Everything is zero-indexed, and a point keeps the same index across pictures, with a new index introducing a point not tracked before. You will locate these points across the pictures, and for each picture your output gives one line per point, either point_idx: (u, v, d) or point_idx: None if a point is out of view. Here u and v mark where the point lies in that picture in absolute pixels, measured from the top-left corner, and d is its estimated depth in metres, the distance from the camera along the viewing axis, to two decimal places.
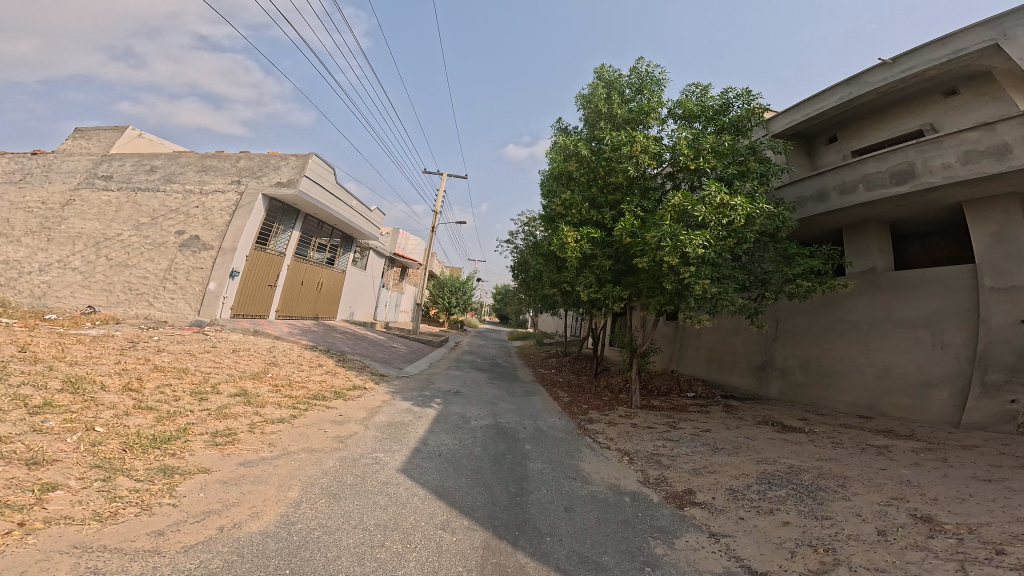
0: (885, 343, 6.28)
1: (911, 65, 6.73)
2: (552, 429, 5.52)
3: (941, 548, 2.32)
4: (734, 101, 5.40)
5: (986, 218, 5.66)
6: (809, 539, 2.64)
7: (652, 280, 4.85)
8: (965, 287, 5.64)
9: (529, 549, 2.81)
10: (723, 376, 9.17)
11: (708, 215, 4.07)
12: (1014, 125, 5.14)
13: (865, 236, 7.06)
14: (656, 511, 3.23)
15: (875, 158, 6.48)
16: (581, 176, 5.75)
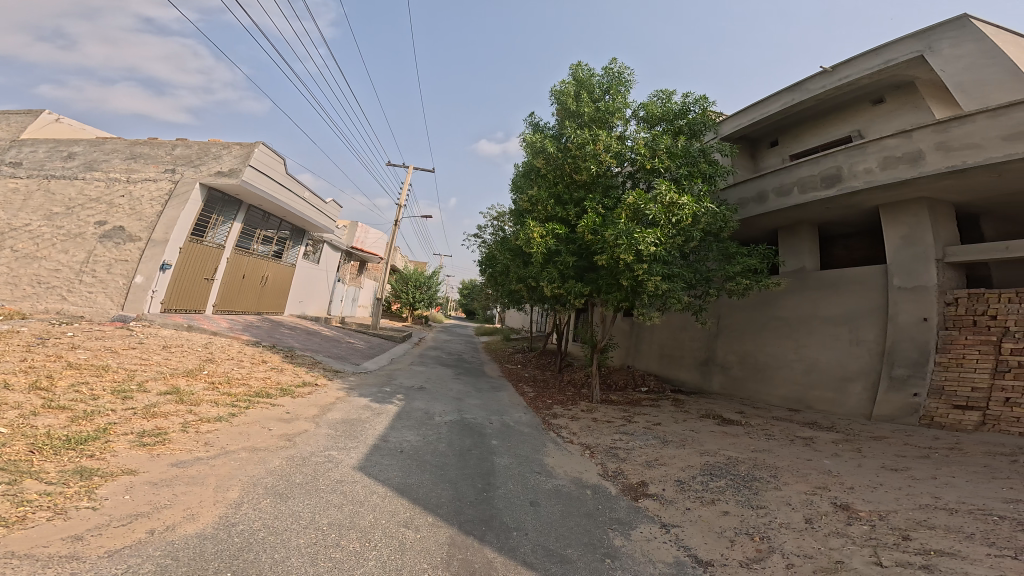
0: (812, 340, 6.95)
1: (847, 74, 7.26)
2: (518, 424, 5.61)
3: (858, 535, 2.68)
4: (691, 106, 5.62)
5: (899, 220, 6.31)
6: (746, 527, 2.94)
7: (609, 276, 5.00)
8: (878, 288, 6.31)
9: (496, 544, 2.91)
10: (673, 371, 9.74)
11: (659, 213, 4.28)
12: (927, 134, 5.74)
13: (798, 237, 7.69)
14: (614, 503, 3.44)
15: (808, 161, 7.02)
16: (547, 173, 5.81)
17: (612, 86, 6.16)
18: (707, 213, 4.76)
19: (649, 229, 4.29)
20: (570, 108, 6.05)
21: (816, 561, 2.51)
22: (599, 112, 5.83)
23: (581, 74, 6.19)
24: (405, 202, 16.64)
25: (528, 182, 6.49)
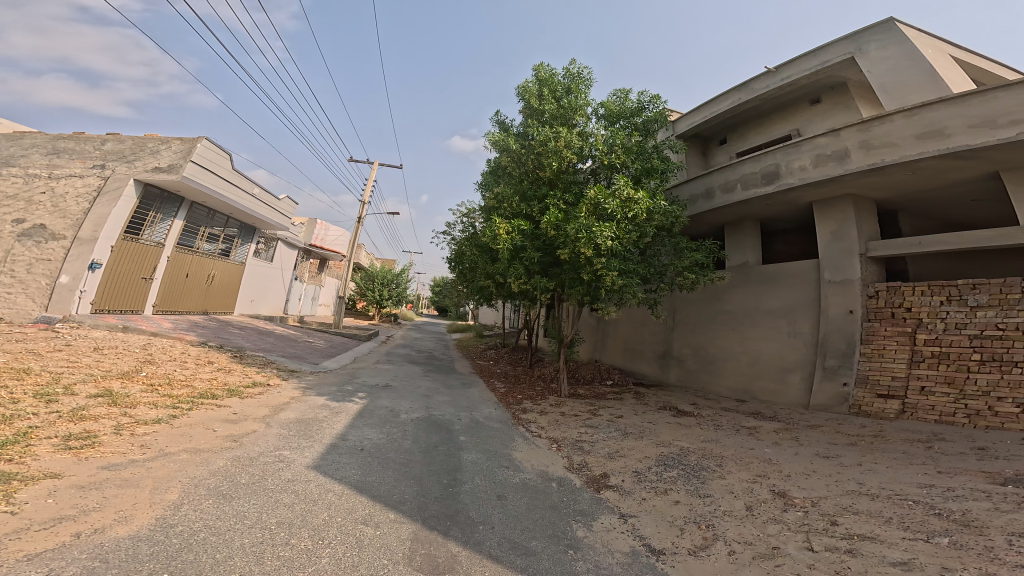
0: (756, 332, 7.45)
1: (789, 73, 7.65)
2: (486, 420, 5.67)
3: (792, 521, 3.02)
4: (646, 105, 5.75)
5: (829, 215, 6.79)
6: (694, 516, 3.19)
7: (571, 271, 5.08)
8: (813, 282, 6.84)
9: (461, 539, 2.96)
10: (635, 363, 10.18)
11: (617, 208, 4.38)
12: (852, 133, 6.22)
13: (742, 234, 8.18)
14: (577, 495, 3.60)
15: (750, 159, 7.40)
16: (512, 170, 5.83)
17: (574, 84, 6.18)
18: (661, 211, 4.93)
19: (606, 224, 4.39)
20: (534, 105, 6.04)
21: (755, 547, 2.81)
22: (561, 108, 5.85)
23: (543, 70, 6.17)
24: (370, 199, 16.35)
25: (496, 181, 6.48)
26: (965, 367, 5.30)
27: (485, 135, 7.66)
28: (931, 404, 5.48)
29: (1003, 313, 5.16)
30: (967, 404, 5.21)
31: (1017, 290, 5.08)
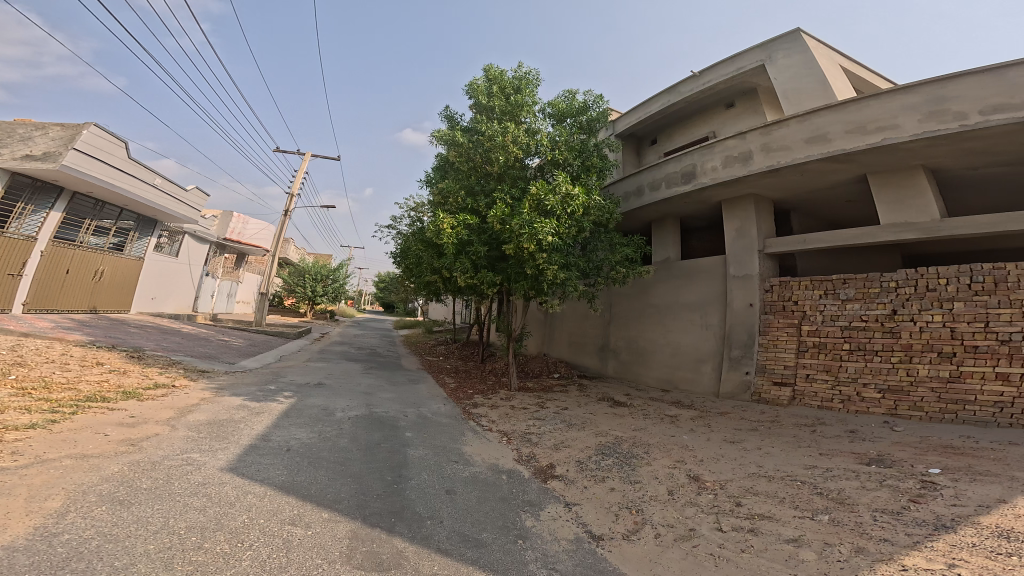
0: (678, 326, 8.62)
1: (710, 77, 8.47)
2: (433, 416, 5.99)
3: (705, 504, 3.46)
4: (590, 105, 6.79)
5: (736, 214, 8.04)
6: (626, 502, 3.57)
7: (516, 266, 5.44)
8: (721, 277, 8.08)
9: (408, 534, 3.10)
10: (579, 356, 11.40)
11: (555, 206, 4.79)
12: (756, 137, 7.23)
13: (665, 230, 9.50)
14: (525, 486, 3.91)
15: (673, 160, 8.42)
16: (461, 168, 6.31)
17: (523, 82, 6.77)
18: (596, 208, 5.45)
19: (546, 221, 4.78)
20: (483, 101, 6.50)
21: (676, 528, 3.20)
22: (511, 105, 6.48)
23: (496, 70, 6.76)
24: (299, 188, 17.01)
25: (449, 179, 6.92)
26: (838, 355, 6.59)
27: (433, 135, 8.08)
28: (814, 391, 6.72)
29: (866, 305, 6.48)
30: (840, 390, 6.47)
31: (875, 286, 6.42)
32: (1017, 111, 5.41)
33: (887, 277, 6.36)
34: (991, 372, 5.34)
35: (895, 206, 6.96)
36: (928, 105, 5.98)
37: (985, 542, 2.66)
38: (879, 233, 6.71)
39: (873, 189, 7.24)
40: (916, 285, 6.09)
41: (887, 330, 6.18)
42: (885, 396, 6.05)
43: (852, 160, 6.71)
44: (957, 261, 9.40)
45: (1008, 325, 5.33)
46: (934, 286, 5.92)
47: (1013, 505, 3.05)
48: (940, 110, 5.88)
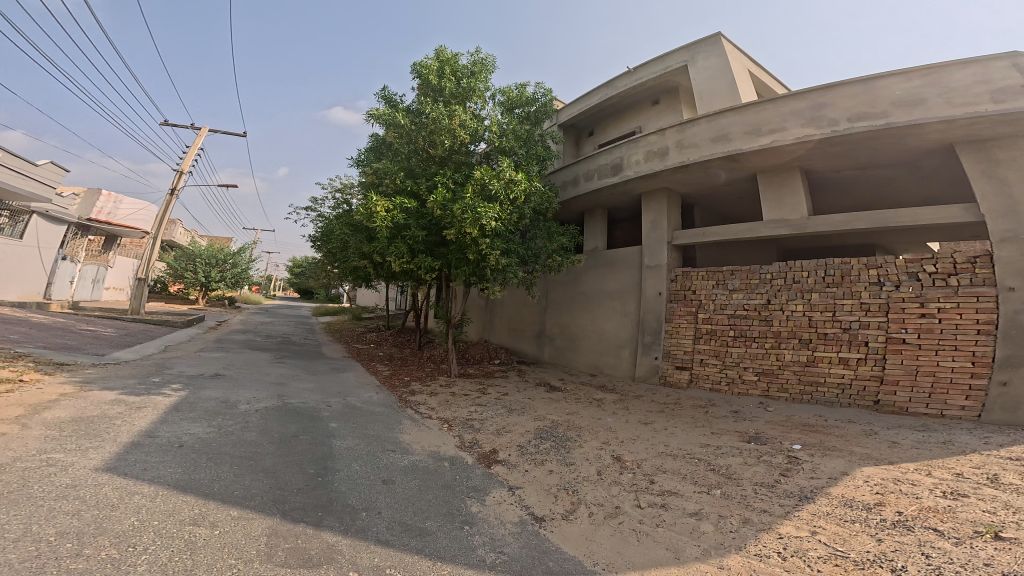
0: (604, 313, 10.59)
1: (641, 75, 10.09)
2: (357, 404, 7.28)
3: (628, 482, 4.72)
4: (534, 102, 9.42)
5: (653, 206, 9.78)
6: (564, 483, 4.65)
7: (460, 255, 7.82)
8: (637, 266, 10.06)
9: (338, 528, 3.47)
10: (518, 340, 13.58)
11: (497, 188, 7.04)
12: (673, 133, 8.57)
13: (595, 219, 11.40)
14: (470, 474, 4.91)
15: (605, 153, 9.84)
16: (406, 155, 8.51)
17: (477, 70, 8.92)
18: (529, 195, 8.02)
19: (487, 207, 6.90)
20: (436, 82, 8.42)
21: (604, 502, 4.32)
22: (462, 90, 8.59)
23: (448, 53, 8.70)
24: (187, 169, 16.49)
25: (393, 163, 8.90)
26: (726, 341, 8.68)
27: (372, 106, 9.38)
28: (707, 373, 8.81)
29: (749, 294, 8.61)
30: (727, 372, 8.59)
31: (756, 278, 8.57)
32: (874, 120, 6.73)
33: (765, 270, 8.53)
34: (832, 355, 7.52)
35: (774, 205, 8.25)
36: (811, 111, 7.25)
37: (836, 510, 4.20)
38: (760, 228, 8.08)
39: (760, 186, 8.53)
40: (785, 277, 8.27)
41: (762, 318, 8.32)
42: (760, 377, 8.21)
43: (745, 160, 8.07)
44: (815, 253, 12.02)
45: (846, 316, 7.48)
46: (799, 278, 8.11)
47: (851, 477, 4.86)
48: (820, 116, 7.15)
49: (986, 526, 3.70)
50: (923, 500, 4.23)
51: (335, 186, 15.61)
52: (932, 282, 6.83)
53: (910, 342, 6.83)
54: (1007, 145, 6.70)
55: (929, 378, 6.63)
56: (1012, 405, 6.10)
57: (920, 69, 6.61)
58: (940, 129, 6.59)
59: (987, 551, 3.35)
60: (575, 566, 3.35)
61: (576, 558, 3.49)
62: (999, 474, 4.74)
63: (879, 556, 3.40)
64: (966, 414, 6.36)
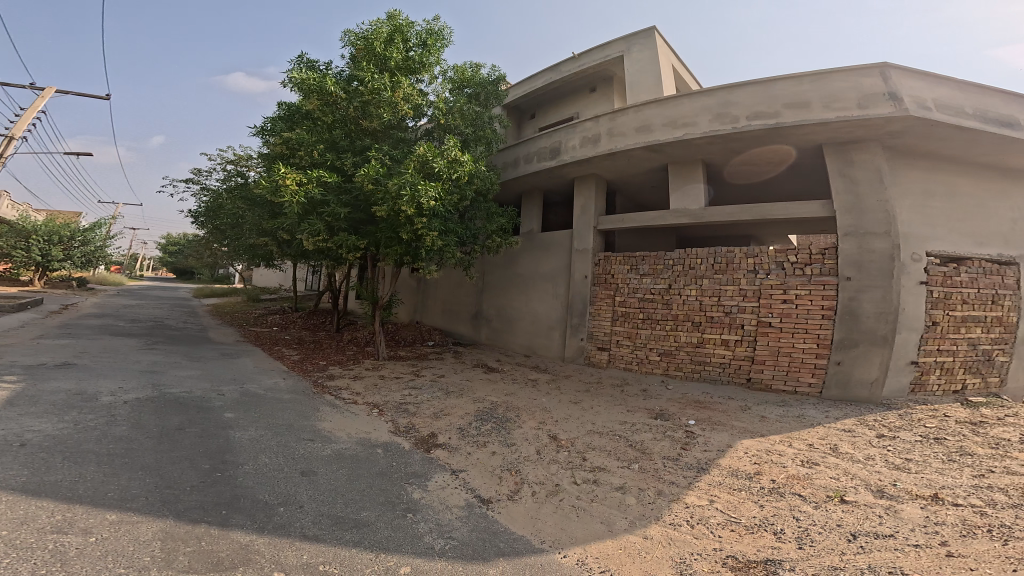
0: (537, 296, 10.87)
1: (585, 62, 10.47)
2: (256, 391, 6.72)
3: (563, 459, 4.93)
4: (482, 84, 9.60)
5: (583, 190, 10.05)
6: (506, 465, 4.76)
7: (390, 232, 7.86)
8: (567, 249, 10.34)
9: (248, 525, 3.22)
10: (452, 321, 13.65)
11: (440, 167, 7.08)
12: (605, 121, 8.91)
13: (532, 202, 11.48)
14: (410, 459, 4.81)
15: (544, 136, 10.01)
16: (327, 122, 8.01)
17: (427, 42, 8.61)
18: (471, 177, 8.10)
19: (427, 185, 6.87)
20: (380, 49, 7.88)
21: (544, 482, 4.46)
22: (408, 62, 8.28)
23: (401, 19, 8.27)
24: (18, 135, 14.01)
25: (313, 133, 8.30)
26: (637, 323, 9.19)
27: (295, 63, 8.62)
28: (622, 354, 9.31)
29: (655, 279, 9.13)
30: (638, 352, 9.12)
31: (661, 263, 9.06)
32: (767, 120, 7.40)
33: (668, 256, 9.05)
34: (717, 337, 8.33)
35: (678, 194, 8.80)
36: (718, 107, 7.78)
37: (725, 480, 4.68)
38: (668, 216, 8.64)
39: (670, 175, 9.05)
40: (683, 264, 8.86)
41: (665, 302, 8.92)
42: (662, 357, 8.85)
43: (661, 151, 8.54)
44: (708, 243, 13.15)
45: (729, 301, 8.28)
46: (693, 265, 8.74)
47: (734, 449, 5.45)
48: (725, 113, 7.71)
49: (833, 491, 4.46)
50: (788, 468, 4.94)
51: (227, 159, 14.18)
52: (793, 270, 7.81)
53: (774, 325, 7.83)
54: (863, 149, 7.63)
55: (787, 358, 7.69)
56: (843, 382, 7.33)
57: (809, 73, 7.29)
58: (818, 132, 7.40)
59: (836, 513, 4.04)
60: (525, 546, 3.42)
61: (525, 537, 3.57)
62: (837, 444, 5.70)
63: (762, 520, 3.92)
64: (812, 390, 7.53)
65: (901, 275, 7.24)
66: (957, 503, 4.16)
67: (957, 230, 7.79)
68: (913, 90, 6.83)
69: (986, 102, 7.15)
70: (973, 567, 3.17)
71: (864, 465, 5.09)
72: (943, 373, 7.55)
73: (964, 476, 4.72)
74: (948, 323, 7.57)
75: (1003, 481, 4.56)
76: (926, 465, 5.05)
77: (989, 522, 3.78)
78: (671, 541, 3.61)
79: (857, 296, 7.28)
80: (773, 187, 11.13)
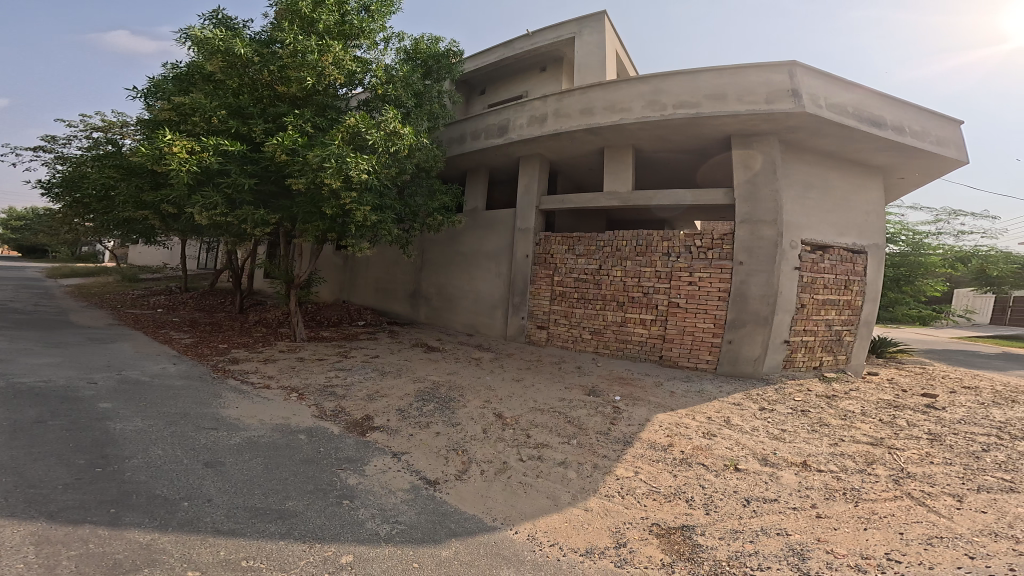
0: (480, 274, 10.77)
1: (540, 40, 10.38)
2: (138, 378, 6.05)
3: (509, 438, 4.95)
4: (437, 54, 9.26)
5: (529, 169, 9.99)
6: (453, 445, 4.68)
7: (306, 206, 7.36)
8: (510, 228, 10.29)
9: (145, 523, 2.89)
10: (385, 300, 13.22)
11: (375, 138, 6.68)
12: (553, 101, 8.88)
13: (478, 179, 11.25)
14: (341, 444, 4.58)
15: (493, 113, 9.81)
16: (228, 84, 7.27)
17: (371, 7, 8.12)
18: (411, 151, 7.84)
19: (356, 157, 6.45)
20: (308, 12, 7.22)
21: (490, 461, 4.44)
22: (345, 27, 7.74)
23: None
24: None
25: (215, 97, 7.46)
26: (572, 302, 9.39)
27: (210, 16, 7.80)
28: (560, 333, 9.50)
29: (588, 260, 9.33)
30: (574, 331, 9.34)
31: (594, 244, 9.25)
32: (692, 109, 7.72)
33: (600, 237, 9.25)
34: (637, 317, 8.72)
35: (613, 178, 9.02)
36: (651, 94, 8.01)
37: (645, 452, 4.92)
38: (603, 199, 8.84)
39: (606, 159, 9.23)
40: (612, 245, 9.10)
41: (595, 282, 9.17)
42: (593, 335, 9.13)
43: (597, 134, 8.66)
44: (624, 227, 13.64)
45: (646, 282, 8.66)
46: (620, 247, 9.00)
47: (651, 423, 5.74)
48: (656, 101, 7.95)
49: (729, 460, 4.84)
50: (693, 440, 5.29)
51: (93, 126, 12.49)
52: (698, 253, 8.32)
53: (681, 305, 8.34)
54: (763, 141, 8.11)
55: (689, 336, 8.26)
56: (733, 359, 7.99)
57: (729, 66, 7.61)
58: (732, 123, 7.83)
59: (732, 480, 4.40)
60: (478, 526, 3.37)
61: (476, 516, 3.53)
62: (730, 416, 6.18)
63: (677, 489, 4.19)
64: (708, 366, 8.15)
65: (781, 261, 7.91)
66: (821, 469, 4.68)
67: (826, 220, 8.61)
68: (812, 88, 7.36)
69: (865, 102, 7.85)
70: (837, 526, 3.60)
71: (751, 435, 5.56)
72: (806, 351, 8.42)
73: (824, 444, 5.35)
74: (813, 305, 8.40)
75: (852, 448, 5.24)
76: (796, 435, 5.64)
77: (844, 486, 4.32)
78: (608, 511, 3.75)
79: (747, 280, 7.89)
80: (694, 175, 11.75)
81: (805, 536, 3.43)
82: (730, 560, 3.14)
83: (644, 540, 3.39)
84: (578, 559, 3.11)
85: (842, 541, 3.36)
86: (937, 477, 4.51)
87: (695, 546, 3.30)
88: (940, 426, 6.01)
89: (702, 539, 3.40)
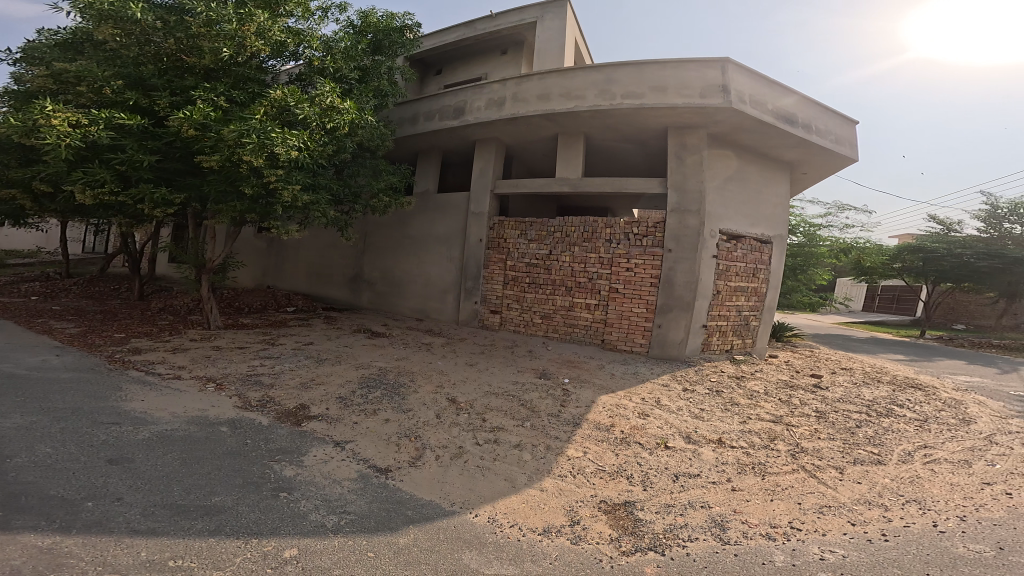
0: (430, 258, 10.61)
1: (501, 23, 10.23)
2: (13, 372, 5.44)
3: (464, 422, 4.94)
4: (388, 27, 8.90)
5: (484, 153, 9.89)
6: (404, 432, 4.60)
7: (219, 184, 6.89)
8: (463, 212, 10.17)
9: (45, 526, 2.65)
10: (321, 285, 12.71)
11: (308, 113, 6.33)
12: (511, 85, 8.79)
13: (429, 161, 10.98)
14: (272, 435, 4.38)
15: (449, 95, 9.59)
16: (126, 54, 6.67)
17: None
18: (355, 127, 7.52)
19: (284, 133, 6.09)
20: None
21: (443, 446, 4.40)
22: None
23: None
24: None
25: (108, 66, 6.83)
26: (523, 287, 9.44)
27: None
28: (512, 317, 9.54)
29: (540, 245, 9.37)
30: (526, 316, 9.40)
31: (545, 229, 9.28)
32: (637, 100, 7.89)
33: (550, 223, 9.30)
34: (583, 301, 8.91)
35: (564, 164, 9.10)
36: (603, 83, 8.10)
37: (590, 432, 5.07)
38: (557, 185, 8.92)
39: (560, 145, 9.27)
40: (559, 231, 9.19)
41: (545, 267, 9.24)
42: (543, 320, 9.25)
43: (550, 120, 8.67)
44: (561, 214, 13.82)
45: (591, 267, 8.85)
46: (568, 233, 9.10)
47: (596, 405, 5.91)
48: (607, 90, 8.06)
49: (660, 438, 5.08)
50: (632, 420, 5.50)
51: None
52: (634, 240, 8.59)
53: (620, 291, 8.62)
54: (693, 134, 8.43)
55: (627, 320, 8.56)
56: (662, 343, 8.35)
57: (670, 60, 7.81)
58: (670, 116, 8.07)
59: (663, 457, 4.63)
60: (435, 512, 3.35)
61: (433, 501, 3.50)
62: (658, 397, 6.45)
63: (620, 467, 4.35)
64: (642, 349, 8.49)
65: (703, 249, 8.32)
66: (733, 445, 5.01)
67: (742, 211, 9.13)
68: (740, 85, 7.69)
69: (782, 100, 8.29)
70: (749, 498, 3.88)
71: (676, 415, 5.86)
72: (720, 335, 8.94)
73: (736, 422, 5.73)
74: (726, 292, 8.90)
75: (758, 425, 5.66)
76: (712, 413, 6.00)
77: (754, 460, 4.66)
78: (561, 491, 3.84)
79: (675, 267, 8.26)
80: (634, 164, 12.08)
81: (725, 508, 3.67)
82: (666, 532, 3.31)
83: (595, 516, 3.50)
84: (537, 538, 3.16)
85: (754, 512, 3.63)
86: (824, 451, 4.98)
87: (637, 521, 3.45)
88: (825, 403, 6.64)
89: (642, 514, 3.56)
